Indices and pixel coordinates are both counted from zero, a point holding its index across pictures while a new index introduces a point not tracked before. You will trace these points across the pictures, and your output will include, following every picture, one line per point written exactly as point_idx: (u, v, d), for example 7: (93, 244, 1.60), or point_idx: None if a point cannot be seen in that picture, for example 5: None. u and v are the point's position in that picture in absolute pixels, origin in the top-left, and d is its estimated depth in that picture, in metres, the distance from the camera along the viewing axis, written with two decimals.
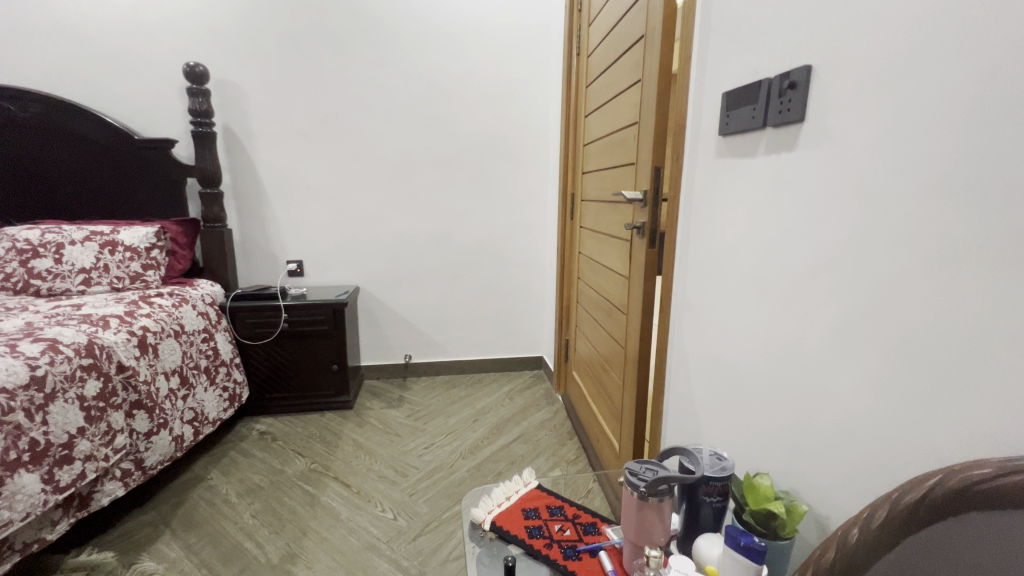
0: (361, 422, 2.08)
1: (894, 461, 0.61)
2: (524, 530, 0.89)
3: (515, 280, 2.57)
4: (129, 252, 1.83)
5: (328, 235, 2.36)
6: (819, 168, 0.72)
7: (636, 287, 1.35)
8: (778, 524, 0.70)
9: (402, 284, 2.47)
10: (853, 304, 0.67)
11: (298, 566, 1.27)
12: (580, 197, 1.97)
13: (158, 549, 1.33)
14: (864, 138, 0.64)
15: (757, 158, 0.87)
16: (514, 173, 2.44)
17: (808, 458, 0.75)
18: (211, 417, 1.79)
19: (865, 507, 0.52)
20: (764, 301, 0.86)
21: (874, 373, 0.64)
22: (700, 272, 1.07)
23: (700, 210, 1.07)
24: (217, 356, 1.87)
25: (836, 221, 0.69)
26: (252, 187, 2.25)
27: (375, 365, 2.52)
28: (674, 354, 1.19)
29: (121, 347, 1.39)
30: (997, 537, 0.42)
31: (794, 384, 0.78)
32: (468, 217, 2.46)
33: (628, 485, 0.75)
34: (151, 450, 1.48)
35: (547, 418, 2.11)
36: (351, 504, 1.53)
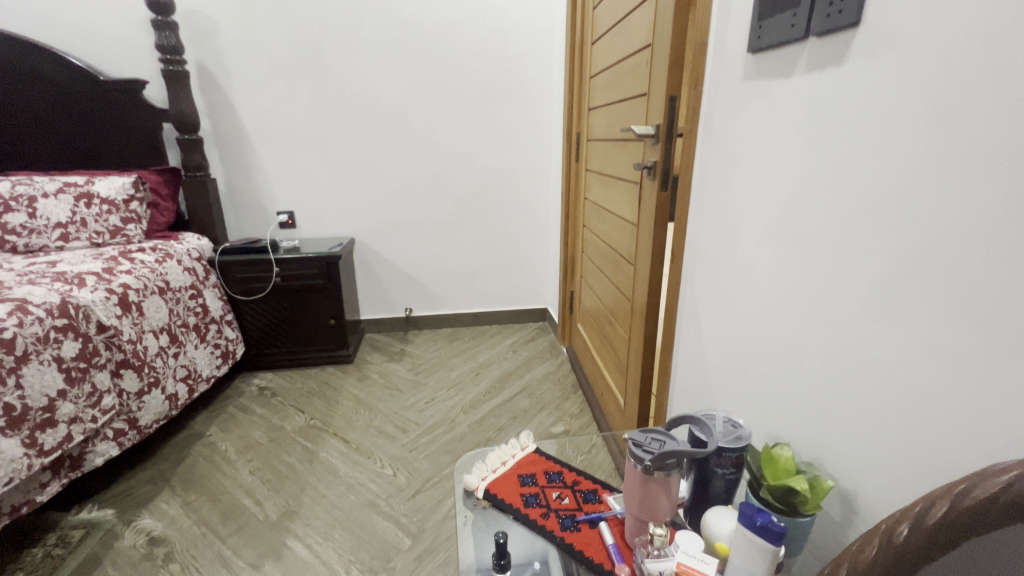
0: (361, 376, 2.04)
1: (944, 438, 0.52)
2: (519, 499, 0.84)
3: (518, 229, 2.44)
4: (105, 206, 1.74)
5: (318, 183, 2.22)
6: (876, 86, 0.58)
7: (646, 235, 1.23)
8: (799, 501, 0.62)
9: (399, 235, 2.36)
10: (907, 253, 0.56)
11: (297, 524, 1.26)
12: (587, 136, 1.80)
13: (157, 507, 1.33)
14: (943, 42, 0.50)
15: (794, 78, 0.72)
16: (515, 112, 2.25)
17: (837, 428, 0.67)
18: (205, 374, 1.75)
19: (917, 500, 0.42)
20: (793, 251, 0.74)
21: (928, 336, 0.54)
22: (718, 218, 0.95)
23: (721, 145, 0.93)
24: (206, 313, 1.81)
25: (894, 151, 0.56)
26: (234, 132, 2.10)
27: (375, 319, 2.47)
28: (685, 308, 1.09)
29: (99, 305, 1.33)
30: None
31: (824, 345, 0.69)
32: (466, 161, 2.30)
33: (631, 456, 0.67)
34: (144, 409, 1.44)
35: (551, 371, 2.06)
36: (351, 460, 1.50)
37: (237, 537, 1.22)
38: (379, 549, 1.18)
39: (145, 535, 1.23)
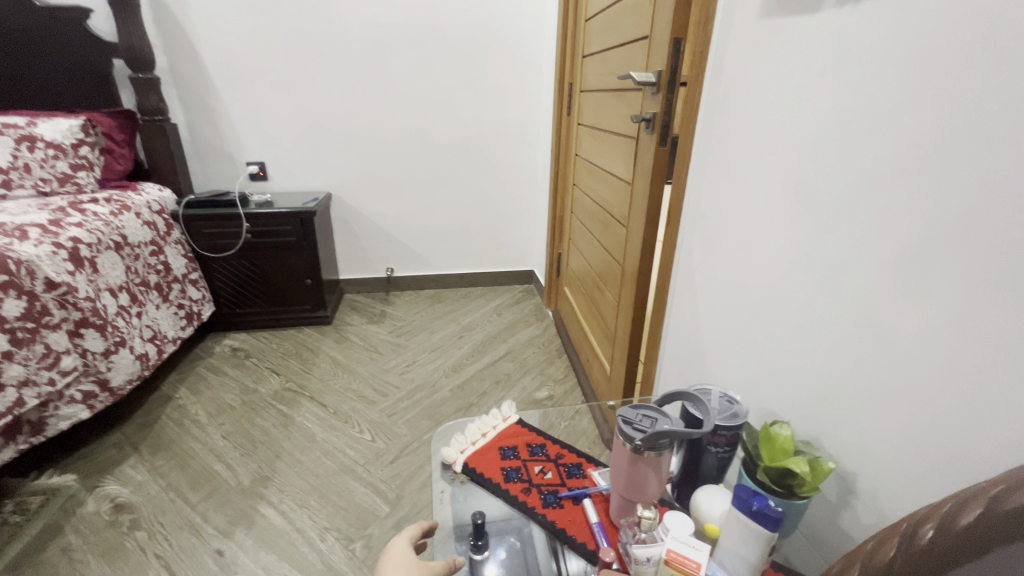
0: (340, 338, 1.98)
1: (966, 424, 0.47)
2: (499, 474, 0.79)
3: (504, 187, 2.33)
4: (51, 149, 1.58)
5: (290, 132, 2.07)
6: (921, 22, 0.50)
7: (640, 195, 1.15)
8: (797, 483, 0.58)
9: (379, 191, 2.23)
10: (940, 217, 0.49)
11: (271, 490, 1.22)
12: (580, 87, 1.67)
13: (123, 472, 1.27)
14: None
15: (821, 14, 0.63)
16: (504, 59, 2.09)
17: (840, 407, 0.62)
18: (170, 336, 1.67)
19: (946, 498, 0.38)
20: (804, 215, 0.67)
21: (958, 313, 0.48)
22: (721, 177, 0.87)
23: (730, 95, 0.84)
24: (168, 271, 1.70)
25: (937, 97, 0.48)
26: (194, 73, 1.92)
27: (355, 279, 2.38)
28: (679, 275, 1.03)
29: (46, 261, 1.22)
30: None
31: (832, 318, 0.63)
32: (451, 113, 2.15)
33: (620, 434, 0.62)
34: (114, 369, 1.37)
35: (536, 335, 2.01)
36: (327, 425, 1.46)
37: (207, 504, 1.18)
38: (355, 516, 1.15)
39: (110, 501, 1.18)
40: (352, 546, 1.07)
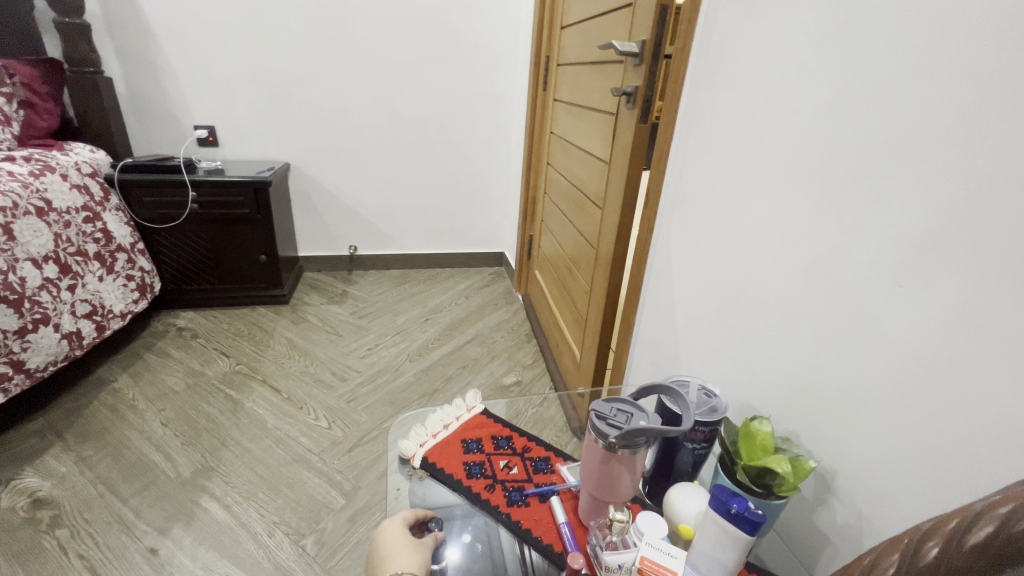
0: (297, 319, 1.86)
1: (963, 425, 0.44)
2: (461, 469, 0.74)
3: (475, 165, 2.24)
4: None
5: (243, 95, 1.90)
6: None
7: (618, 174, 1.09)
8: (776, 483, 0.55)
9: (342, 164, 2.10)
10: (946, 200, 0.45)
11: (214, 481, 1.13)
12: (557, 59, 1.59)
13: (45, 463, 1.15)
14: None
15: None
16: (478, 27, 1.98)
17: (823, 404, 0.59)
18: (117, 310, 1.53)
19: (951, 513, 0.34)
20: (794, 199, 0.63)
21: (960, 304, 0.44)
22: (705, 157, 0.82)
23: (718, 67, 0.78)
24: (110, 240, 1.55)
25: (953, 65, 0.44)
26: (132, 21, 1.72)
27: (315, 256, 2.25)
28: (655, 260, 0.99)
29: None
30: None
31: (819, 307, 0.59)
32: (420, 82, 2.03)
33: (592, 431, 0.57)
34: (31, 351, 1.24)
35: (505, 319, 1.96)
36: (280, 411, 1.36)
37: (141, 498, 1.07)
38: (307, 509, 1.08)
39: (28, 496, 1.06)
40: (302, 542, 1.00)
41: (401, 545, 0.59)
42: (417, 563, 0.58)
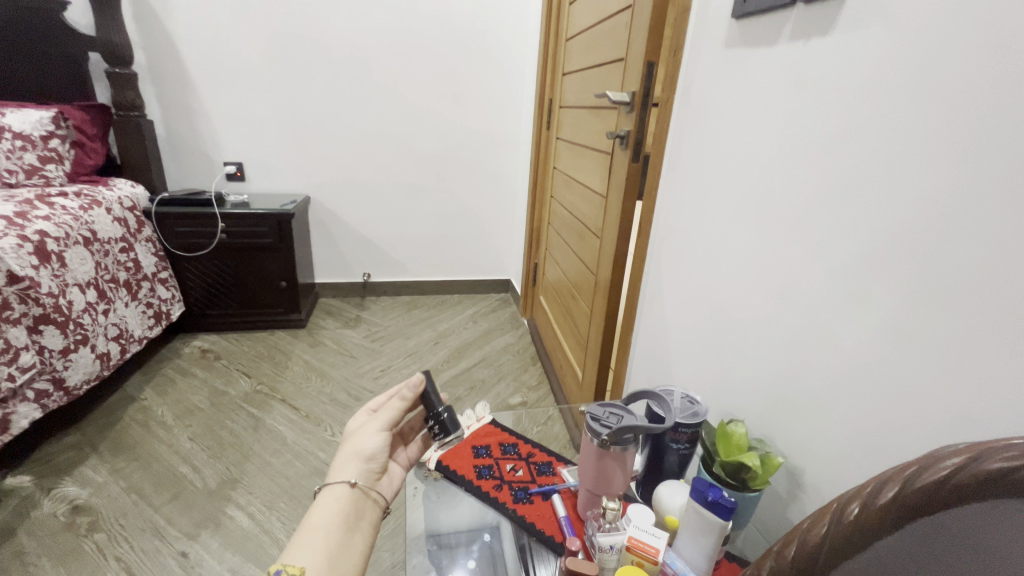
0: (314, 342, 1.96)
1: (898, 421, 0.52)
2: (471, 471, 0.83)
3: (484, 197, 2.37)
4: (19, 141, 1.55)
5: (270, 135, 2.06)
6: (861, 58, 0.56)
7: (614, 207, 1.20)
8: (749, 476, 0.63)
9: (359, 197, 2.24)
10: (877, 233, 0.54)
11: (238, 492, 1.20)
12: (559, 103, 1.74)
13: (82, 474, 1.23)
14: (930, 18, 0.48)
15: (778, 47, 0.69)
16: (488, 72, 2.15)
17: (792, 410, 0.67)
18: (137, 335, 1.63)
19: (869, 480, 0.42)
20: (763, 231, 0.72)
21: (891, 319, 0.53)
22: (688, 193, 0.92)
23: (697, 116, 0.89)
24: (139, 269, 1.67)
25: (875, 125, 0.54)
26: (174, 70, 1.90)
27: (331, 283, 2.36)
28: (648, 285, 1.08)
29: (10, 253, 1.20)
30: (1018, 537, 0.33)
31: (786, 324, 0.68)
32: (433, 122, 2.19)
33: (589, 431, 0.65)
34: (71, 369, 1.35)
35: (511, 342, 2.04)
36: (299, 428, 1.45)
37: (171, 506, 1.15)
38: None
39: (68, 503, 1.14)
40: None
41: (351, 437, 0.61)
42: (353, 460, 0.59)
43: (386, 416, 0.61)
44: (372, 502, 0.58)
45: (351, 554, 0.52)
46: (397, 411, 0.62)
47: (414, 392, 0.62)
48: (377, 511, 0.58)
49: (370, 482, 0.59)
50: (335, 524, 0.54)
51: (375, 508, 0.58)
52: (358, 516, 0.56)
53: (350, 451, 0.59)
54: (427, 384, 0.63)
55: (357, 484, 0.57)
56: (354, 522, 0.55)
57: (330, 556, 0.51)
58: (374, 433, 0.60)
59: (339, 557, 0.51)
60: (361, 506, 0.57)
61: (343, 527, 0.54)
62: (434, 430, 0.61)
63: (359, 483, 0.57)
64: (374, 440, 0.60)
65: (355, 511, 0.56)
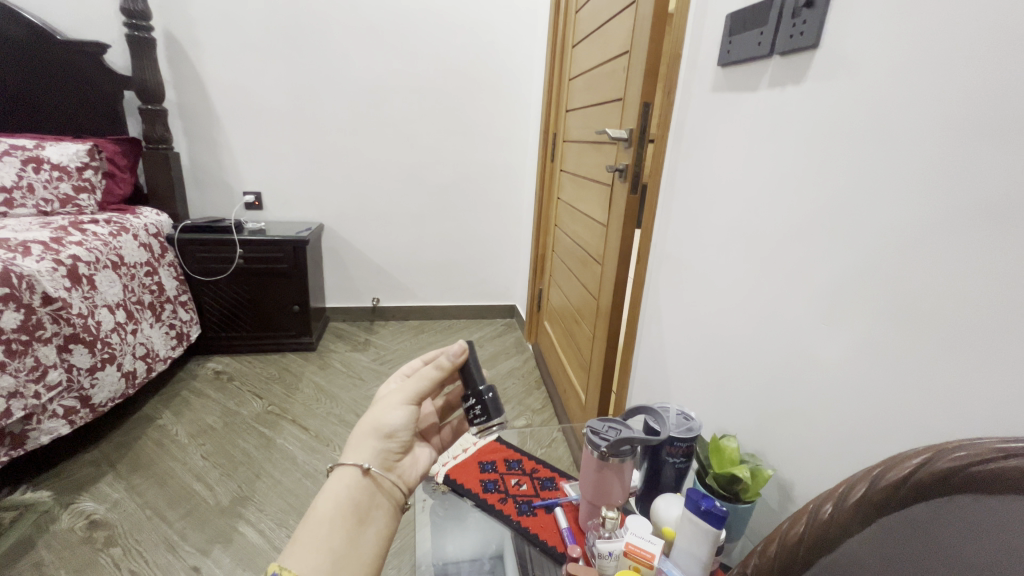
0: (324, 364, 2.01)
1: (871, 432, 0.56)
2: (478, 484, 0.87)
3: (490, 225, 2.45)
4: (56, 171, 1.66)
5: (288, 166, 2.17)
6: (829, 104, 0.62)
7: (614, 235, 1.27)
8: (740, 488, 0.67)
9: (371, 224, 2.33)
10: (848, 260, 0.60)
11: (250, 509, 1.24)
12: (563, 137, 1.83)
13: (99, 490, 1.27)
14: (885, 72, 0.55)
15: (759, 92, 0.76)
16: (496, 108, 2.26)
17: (780, 426, 0.71)
18: (162, 355, 1.69)
19: (840, 481, 0.47)
20: (749, 257, 0.78)
21: (862, 338, 0.58)
22: (681, 222, 0.98)
23: (689, 152, 0.96)
24: (161, 292, 1.74)
25: (843, 163, 0.60)
26: (201, 106, 2.02)
27: (341, 307, 2.43)
28: (647, 308, 1.13)
29: (46, 276, 1.28)
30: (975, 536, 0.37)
31: (772, 344, 0.73)
32: (443, 154, 2.29)
33: (589, 444, 0.70)
34: (97, 386, 1.40)
35: (516, 367, 2.08)
36: (309, 447, 1.48)
37: (185, 522, 1.18)
38: None
39: (85, 518, 1.18)
40: None
41: (373, 409, 0.60)
42: (371, 439, 0.57)
43: (412, 388, 0.60)
44: (385, 492, 0.55)
45: (357, 552, 0.50)
46: (425, 384, 0.61)
47: (453, 361, 0.63)
48: (391, 502, 0.56)
49: (386, 466, 0.57)
50: (343, 514, 0.51)
51: (389, 497, 0.56)
52: (368, 508, 0.53)
53: (370, 427, 0.58)
54: (469, 354, 0.63)
55: (370, 469, 0.54)
56: (363, 514, 0.53)
57: (332, 553, 0.48)
58: (398, 407, 0.59)
59: (341, 556, 0.49)
60: (371, 495, 0.54)
61: (350, 518, 0.51)
62: (475, 409, 0.62)
63: (373, 469, 0.55)
64: (397, 415, 0.59)
65: (366, 498, 0.53)
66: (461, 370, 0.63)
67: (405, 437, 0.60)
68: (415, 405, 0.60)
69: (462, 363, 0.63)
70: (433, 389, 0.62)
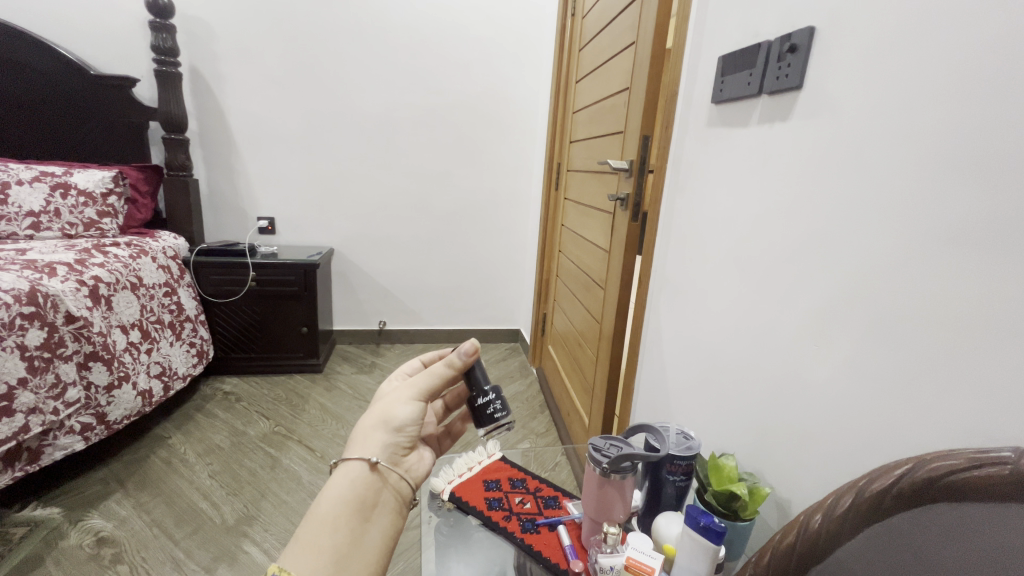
0: (330, 386, 2.04)
1: (861, 449, 0.58)
2: (482, 501, 0.89)
3: (496, 250, 2.51)
4: (82, 197, 1.73)
5: (301, 192, 2.25)
6: (814, 139, 0.67)
7: (617, 260, 1.31)
8: (739, 506, 0.68)
9: (379, 249, 2.39)
10: (836, 284, 0.63)
11: (255, 528, 1.25)
12: (566, 166, 1.90)
13: (108, 507, 1.28)
14: (862, 111, 0.60)
15: (750, 127, 0.81)
16: (503, 139, 2.35)
17: (776, 445, 0.73)
18: (180, 372, 1.75)
19: (829, 494, 0.50)
20: (744, 282, 0.82)
21: (849, 359, 0.61)
22: (680, 248, 1.03)
23: (687, 182, 1.01)
24: (181, 311, 1.80)
25: (828, 194, 0.65)
26: (221, 136, 2.12)
27: (348, 330, 2.47)
28: (648, 331, 1.16)
29: (69, 296, 1.33)
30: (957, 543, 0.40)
31: (768, 365, 0.75)
32: (451, 182, 2.37)
33: (591, 460, 0.72)
34: (112, 405, 1.44)
35: (520, 390, 2.10)
36: (314, 468, 1.50)
37: (191, 540, 1.20)
38: None
39: (93, 535, 1.19)
40: None
41: (382, 404, 0.62)
42: (380, 432, 0.59)
43: (422, 384, 0.63)
44: (390, 487, 0.57)
45: (361, 550, 0.51)
46: (435, 380, 0.64)
47: (463, 360, 0.64)
48: (396, 498, 0.57)
49: (393, 460, 0.59)
50: (349, 507, 0.53)
51: (394, 492, 0.57)
52: (374, 502, 0.55)
53: (379, 422, 0.60)
54: (479, 355, 0.64)
55: (378, 463, 0.57)
56: (368, 508, 0.55)
57: (336, 550, 0.50)
58: (407, 402, 0.62)
59: (347, 549, 0.50)
60: (377, 490, 0.56)
61: (357, 512, 0.53)
62: (496, 404, 0.65)
63: (380, 463, 0.57)
64: (405, 409, 0.62)
65: (371, 494, 0.55)
66: (469, 370, 0.65)
67: (412, 433, 0.62)
68: (423, 401, 0.63)
69: (470, 364, 0.65)
70: (442, 386, 0.65)
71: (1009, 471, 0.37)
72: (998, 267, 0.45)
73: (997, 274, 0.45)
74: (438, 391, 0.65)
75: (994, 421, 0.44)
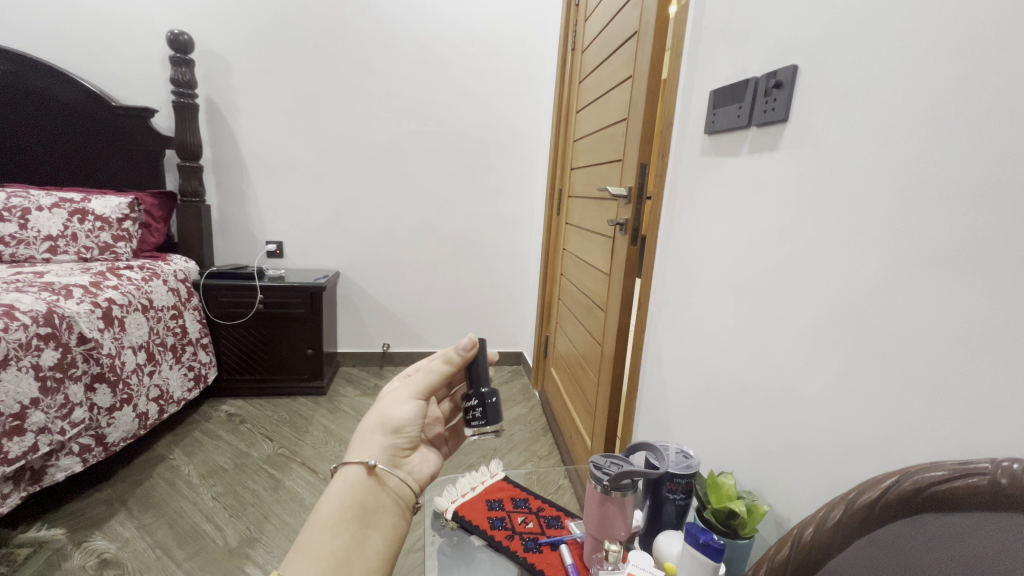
0: (334, 408, 2.05)
1: (854, 463, 0.60)
2: (485, 521, 0.90)
3: (498, 273, 2.55)
4: (99, 222, 1.79)
5: (309, 217, 2.31)
6: (800, 168, 0.71)
7: (616, 282, 1.35)
8: (738, 523, 0.69)
9: (384, 272, 2.44)
10: (826, 305, 0.66)
11: (257, 550, 1.24)
12: (568, 192, 1.96)
13: (111, 528, 1.29)
14: (842, 143, 0.64)
15: (740, 156, 0.86)
16: (506, 166, 2.42)
17: (772, 463, 0.75)
18: (175, 396, 1.75)
19: (821, 506, 0.52)
20: (738, 303, 0.84)
21: (840, 376, 0.63)
22: (678, 270, 1.06)
23: (682, 209, 1.05)
24: (184, 334, 1.83)
25: (816, 219, 0.68)
26: (234, 164, 2.20)
27: (352, 352, 2.49)
28: (648, 352, 1.18)
29: (84, 317, 1.37)
30: (942, 551, 0.41)
31: (763, 383, 0.78)
32: (455, 207, 2.43)
33: (592, 477, 0.73)
34: (112, 426, 1.45)
35: (523, 413, 2.10)
36: (317, 489, 1.50)
37: (193, 562, 1.19)
38: None
39: (96, 556, 1.19)
40: None
41: (381, 406, 0.65)
42: (378, 435, 0.62)
43: (420, 383, 0.66)
44: (389, 491, 0.59)
45: (363, 553, 0.53)
46: (433, 376, 0.66)
47: (461, 355, 0.67)
48: (395, 501, 0.59)
49: (393, 463, 0.61)
50: (348, 513, 0.55)
51: (391, 497, 0.59)
52: (373, 507, 0.57)
53: (378, 424, 0.63)
54: (478, 348, 0.69)
55: (375, 467, 0.58)
56: (369, 513, 0.56)
57: (336, 555, 0.51)
58: (405, 402, 0.64)
59: (349, 553, 0.52)
60: (376, 495, 0.58)
61: (357, 518, 0.55)
62: (476, 411, 0.66)
63: (378, 466, 0.59)
64: (404, 409, 0.64)
65: (369, 499, 0.57)
66: (468, 366, 0.68)
67: (411, 434, 0.64)
68: (422, 399, 0.66)
69: (471, 357, 0.68)
70: (441, 382, 0.67)
71: (987, 480, 0.39)
72: (973, 288, 0.48)
73: (974, 294, 0.48)
74: (436, 389, 0.68)
75: (974, 433, 0.47)
